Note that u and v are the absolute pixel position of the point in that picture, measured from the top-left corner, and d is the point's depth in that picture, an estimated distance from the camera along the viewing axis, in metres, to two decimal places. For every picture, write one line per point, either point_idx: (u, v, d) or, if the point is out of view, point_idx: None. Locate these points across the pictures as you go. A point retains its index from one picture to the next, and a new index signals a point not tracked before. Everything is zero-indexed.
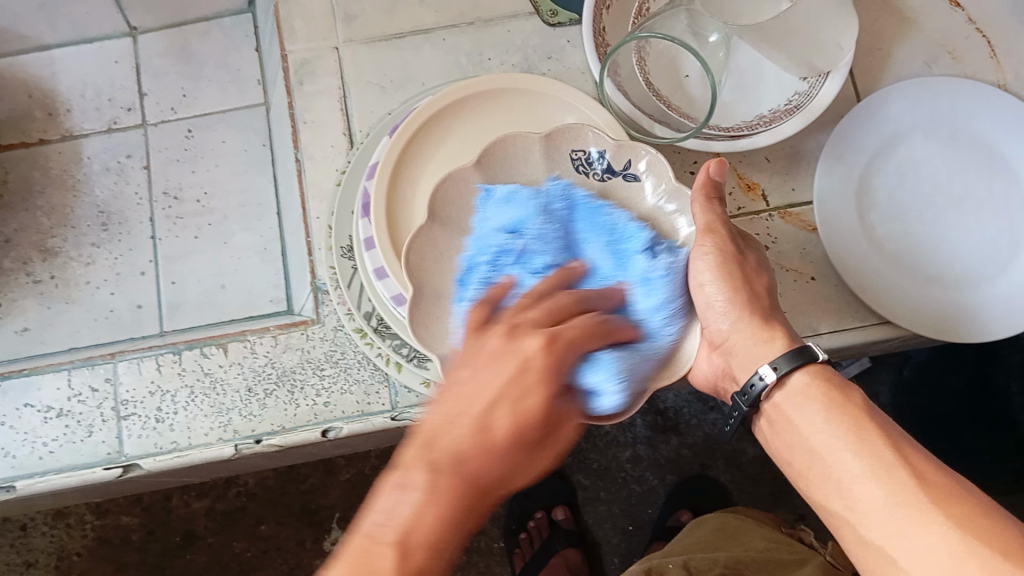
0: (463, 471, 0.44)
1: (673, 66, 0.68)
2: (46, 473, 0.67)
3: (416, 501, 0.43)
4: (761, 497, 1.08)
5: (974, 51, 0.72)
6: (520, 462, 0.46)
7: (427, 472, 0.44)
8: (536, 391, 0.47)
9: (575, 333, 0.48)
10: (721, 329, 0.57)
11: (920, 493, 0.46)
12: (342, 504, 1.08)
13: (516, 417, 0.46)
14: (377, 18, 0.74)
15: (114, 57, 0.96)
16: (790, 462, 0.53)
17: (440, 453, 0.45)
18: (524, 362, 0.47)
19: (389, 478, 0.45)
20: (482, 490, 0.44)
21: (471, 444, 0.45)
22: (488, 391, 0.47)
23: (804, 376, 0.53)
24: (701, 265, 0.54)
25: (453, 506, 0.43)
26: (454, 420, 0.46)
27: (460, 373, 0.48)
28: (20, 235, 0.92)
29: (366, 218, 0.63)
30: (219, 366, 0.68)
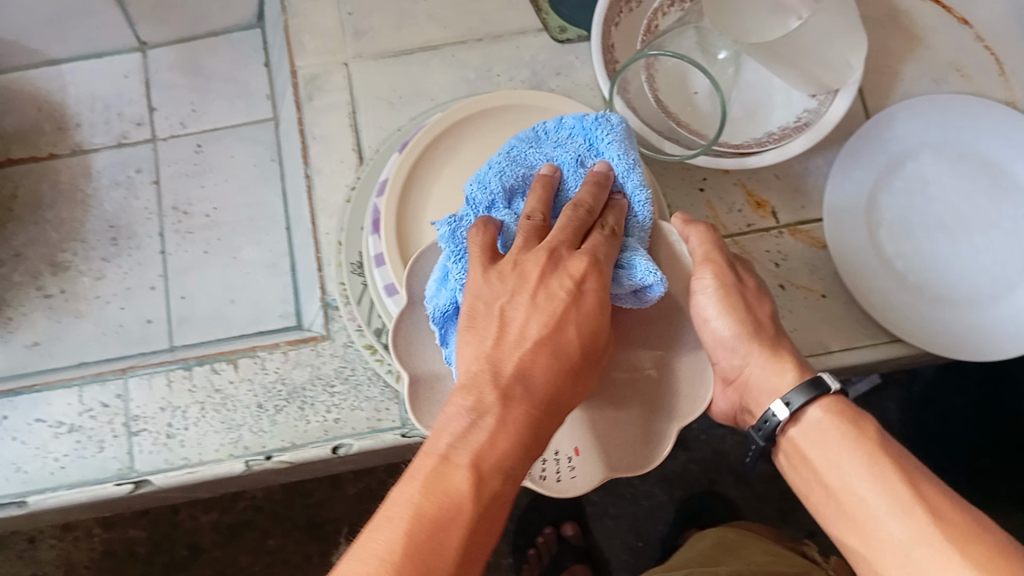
0: (532, 394, 0.42)
1: (683, 84, 0.68)
2: (58, 488, 0.67)
3: (492, 427, 0.41)
4: (769, 513, 1.07)
5: (982, 70, 0.72)
6: (577, 384, 0.44)
7: (499, 398, 0.42)
8: (580, 312, 0.44)
9: (606, 248, 0.46)
10: (734, 363, 0.57)
11: (935, 531, 0.46)
12: (348, 518, 1.08)
13: (583, 333, 0.44)
14: (387, 33, 0.74)
15: (124, 72, 0.97)
16: (808, 496, 0.53)
17: (507, 378, 0.42)
18: (575, 288, 0.45)
19: (455, 405, 0.42)
20: (551, 414, 0.43)
21: (544, 361, 0.43)
22: (543, 316, 0.44)
23: (818, 410, 0.53)
24: (704, 298, 0.54)
25: (524, 432, 0.41)
26: (486, 337, 0.44)
27: (513, 310, 0.45)
28: (31, 249, 0.92)
29: (376, 235, 0.64)
30: (230, 382, 0.68)
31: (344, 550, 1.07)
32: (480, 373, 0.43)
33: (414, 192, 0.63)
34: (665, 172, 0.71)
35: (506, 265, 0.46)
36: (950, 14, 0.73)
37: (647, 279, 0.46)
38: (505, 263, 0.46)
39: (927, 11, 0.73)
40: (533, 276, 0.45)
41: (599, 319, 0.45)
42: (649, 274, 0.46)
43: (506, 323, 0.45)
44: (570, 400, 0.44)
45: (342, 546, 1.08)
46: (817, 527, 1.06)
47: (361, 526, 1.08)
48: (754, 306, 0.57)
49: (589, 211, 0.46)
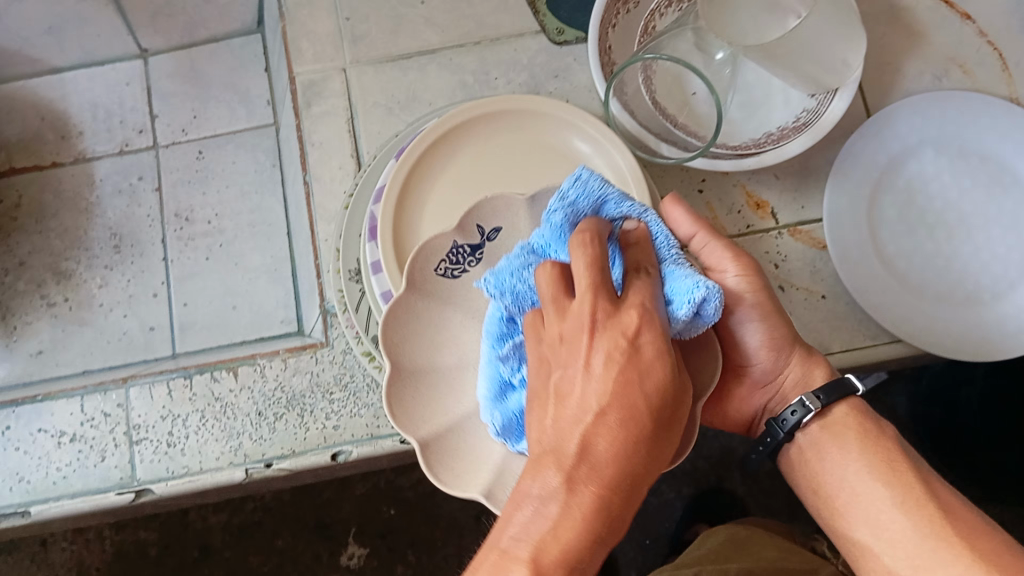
0: (598, 472, 0.39)
1: (680, 87, 0.66)
2: (61, 498, 0.67)
3: (554, 516, 0.39)
4: (777, 510, 1.07)
5: (984, 65, 0.71)
6: (657, 448, 0.40)
7: (562, 482, 0.39)
8: (647, 373, 0.41)
9: (647, 293, 0.43)
10: (770, 368, 0.57)
11: (949, 529, 0.49)
12: (356, 519, 1.08)
13: (648, 399, 0.40)
14: (384, 38, 0.74)
15: (125, 79, 0.98)
16: (811, 487, 0.54)
17: (569, 457, 0.40)
18: (630, 347, 0.41)
19: (523, 488, 0.40)
20: (623, 491, 0.40)
21: (605, 434, 0.40)
22: (606, 382, 0.41)
23: (843, 408, 0.54)
24: (740, 300, 0.55)
25: (594, 518, 0.39)
26: (548, 414, 0.42)
27: (572, 374, 0.42)
28: (34, 258, 0.93)
29: (373, 242, 0.64)
30: (230, 391, 0.68)
31: (354, 551, 1.07)
32: (543, 456, 0.41)
33: (411, 199, 0.62)
34: (663, 175, 0.71)
35: (555, 334, 0.43)
36: (951, 9, 0.72)
37: (691, 297, 0.42)
38: (552, 334, 0.44)
39: (929, 6, 0.72)
40: (583, 339, 0.42)
41: (660, 374, 0.41)
42: (694, 290, 0.42)
43: (566, 397, 0.42)
44: (649, 468, 0.40)
45: (351, 547, 1.07)
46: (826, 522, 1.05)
47: (370, 526, 1.07)
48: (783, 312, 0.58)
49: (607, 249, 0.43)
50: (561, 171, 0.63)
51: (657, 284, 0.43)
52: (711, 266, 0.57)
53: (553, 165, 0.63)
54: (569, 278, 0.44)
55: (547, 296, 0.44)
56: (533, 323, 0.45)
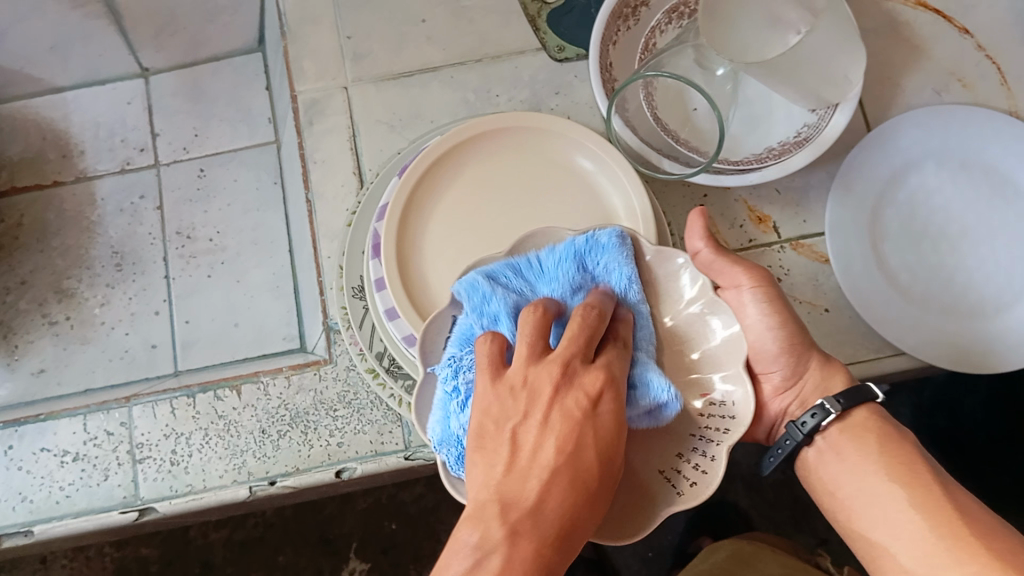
0: (542, 530, 0.40)
1: (681, 103, 0.67)
2: (64, 517, 0.67)
3: (497, 566, 0.38)
4: (782, 522, 1.04)
5: (984, 79, 0.72)
6: (591, 510, 0.41)
7: (507, 533, 0.39)
8: (608, 436, 0.43)
9: (620, 365, 0.45)
10: (790, 374, 0.57)
11: (964, 527, 0.47)
12: (358, 533, 1.07)
13: (597, 461, 0.42)
14: (386, 56, 0.74)
15: (127, 98, 0.98)
16: (832, 493, 0.54)
17: (516, 512, 0.40)
18: (591, 408, 0.43)
19: (462, 539, 0.40)
20: (563, 546, 0.40)
21: (553, 489, 0.41)
22: (559, 439, 0.42)
23: (862, 413, 0.55)
24: (752, 310, 0.57)
25: (538, 573, 0.39)
26: (494, 463, 0.42)
27: (524, 431, 0.43)
28: (36, 276, 0.93)
29: (376, 258, 0.64)
30: (233, 409, 0.68)
31: (355, 566, 1.06)
32: (487, 505, 0.40)
33: (414, 215, 0.62)
34: (666, 191, 0.71)
35: (514, 380, 0.44)
36: (950, 23, 0.73)
37: (662, 394, 0.46)
38: (511, 378, 0.44)
39: (927, 20, 0.73)
40: (548, 393, 0.44)
41: (614, 446, 0.43)
42: (664, 390, 0.46)
43: (517, 447, 0.42)
44: (581, 532, 0.41)
45: (353, 562, 1.06)
46: (830, 536, 1.03)
47: (371, 541, 1.07)
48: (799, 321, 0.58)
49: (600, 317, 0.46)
50: (564, 188, 0.63)
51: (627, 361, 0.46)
52: (725, 284, 0.57)
53: (556, 182, 0.63)
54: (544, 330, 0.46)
55: (523, 340, 0.45)
56: (485, 361, 0.45)
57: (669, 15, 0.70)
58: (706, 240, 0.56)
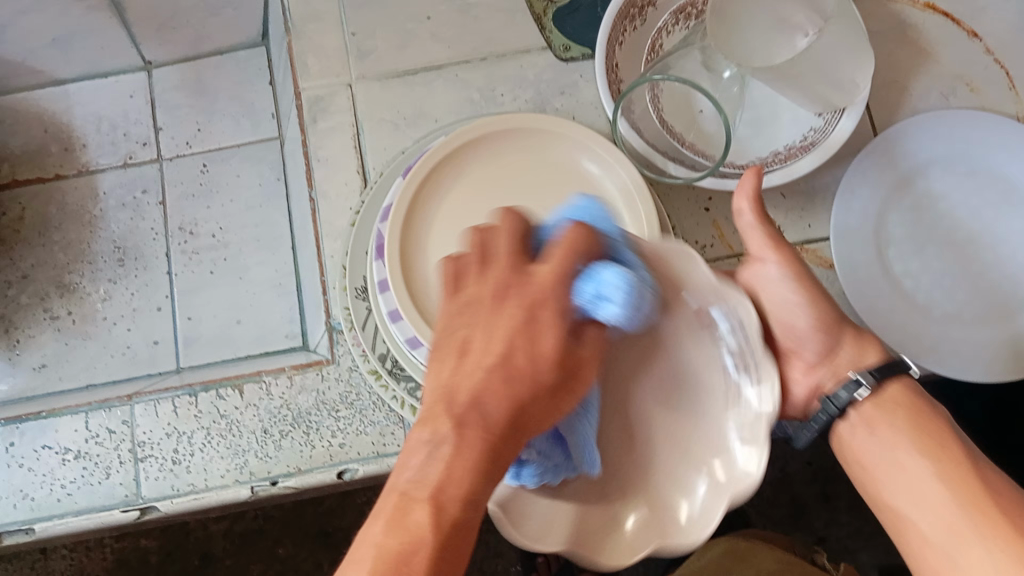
0: (486, 419, 0.42)
1: (687, 104, 0.66)
2: (66, 515, 0.67)
3: (447, 457, 0.41)
4: (779, 519, 1.02)
5: (992, 84, 0.71)
6: (539, 403, 0.43)
7: (453, 426, 0.41)
8: (546, 329, 0.43)
9: (554, 264, 0.43)
10: (821, 351, 0.57)
11: (995, 509, 0.48)
12: (358, 526, 1.07)
13: (539, 354, 0.43)
14: (391, 54, 0.74)
15: (130, 91, 0.98)
16: (858, 462, 0.55)
17: (461, 405, 0.42)
18: (528, 309, 0.43)
19: (415, 438, 0.42)
20: (510, 435, 0.42)
21: (495, 379, 0.42)
22: (498, 335, 0.43)
23: (894, 386, 0.54)
24: (781, 281, 0.56)
25: (482, 461, 0.41)
26: (447, 360, 0.44)
27: (472, 326, 0.44)
28: (38, 271, 0.93)
29: (381, 260, 0.64)
30: (235, 408, 0.68)
31: None
32: (435, 404, 0.43)
33: (418, 218, 0.62)
34: (671, 193, 0.70)
35: (467, 292, 0.46)
36: (958, 27, 0.72)
37: (599, 288, 0.43)
38: (466, 291, 0.46)
39: (935, 23, 0.72)
40: (488, 300, 0.44)
41: (551, 337, 0.43)
42: (604, 282, 0.43)
43: (466, 349, 0.44)
44: (534, 419, 0.43)
45: (351, 555, 1.06)
46: (829, 533, 1.01)
47: None
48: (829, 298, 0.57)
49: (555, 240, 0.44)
50: (570, 190, 0.63)
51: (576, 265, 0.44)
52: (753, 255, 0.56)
53: (561, 184, 0.63)
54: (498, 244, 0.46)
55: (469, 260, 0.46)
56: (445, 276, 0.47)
57: (677, 16, 0.70)
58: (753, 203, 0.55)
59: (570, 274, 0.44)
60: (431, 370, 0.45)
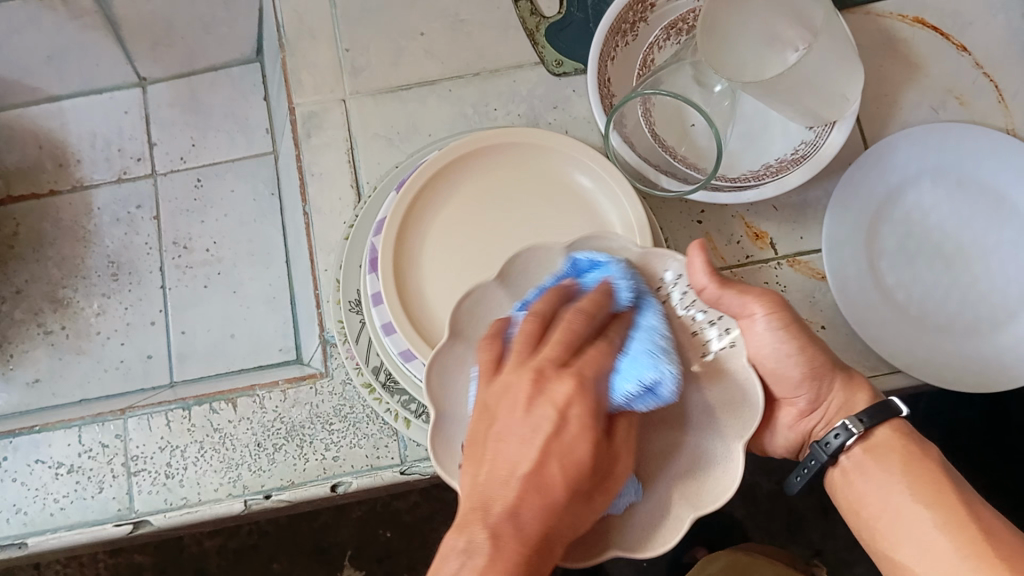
0: (520, 531, 0.41)
1: (679, 118, 0.67)
2: (58, 530, 0.67)
3: (479, 566, 0.39)
4: (774, 533, 1.02)
5: (981, 98, 0.72)
6: (569, 514, 0.43)
7: (488, 537, 0.40)
8: (579, 442, 0.43)
9: (595, 362, 0.46)
10: (812, 398, 0.57)
11: (989, 548, 0.47)
12: (353, 542, 1.06)
13: (570, 469, 0.43)
14: (384, 69, 0.74)
15: (124, 107, 0.98)
16: (856, 510, 0.54)
17: (495, 515, 0.41)
18: (558, 416, 0.44)
19: (448, 542, 0.41)
20: (543, 547, 0.41)
21: (529, 493, 0.42)
22: (531, 449, 0.43)
23: (886, 430, 0.54)
24: (767, 335, 0.53)
25: (515, 573, 0.40)
26: (483, 466, 0.44)
27: (506, 433, 0.44)
28: (32, 286, 0.93)
29: (374, 273, 0.64)
30: (228, 421, 0.68)
31: (350, 574, 1.05)
32: (471, 511, 0.42)
33: (411, 231, 0.62)
34: (663, 207, 0.71)
35: (500, 386, 0.46)
36: (947, 41, 0.73)
37: (644, 377, 0.45)
38: (498, 383, 0.46)
39: (924, 38, 0.73)
40: (522, 401, 0.45)
41: (583, 447, 0.43)
42: (649, 371, 0.45)
43: (496, 462, 0.44)
44: (562, 531, 0.42)
45: (347, 570, 1.06)
46: (824, 546, 1.01)
47: (366, 550, 1.06)
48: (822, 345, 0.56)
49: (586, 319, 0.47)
50: (563, 204, 0.63)
51: (613, 354, 0.47)
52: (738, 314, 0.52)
53: (554, 197, 0.63)
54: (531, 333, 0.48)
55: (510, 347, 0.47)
56: (485, 366, 0.48)
57: (668, 31, 0.70)
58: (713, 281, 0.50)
59: (600, 387, 0.45)
60: (468, 470, 0.45)
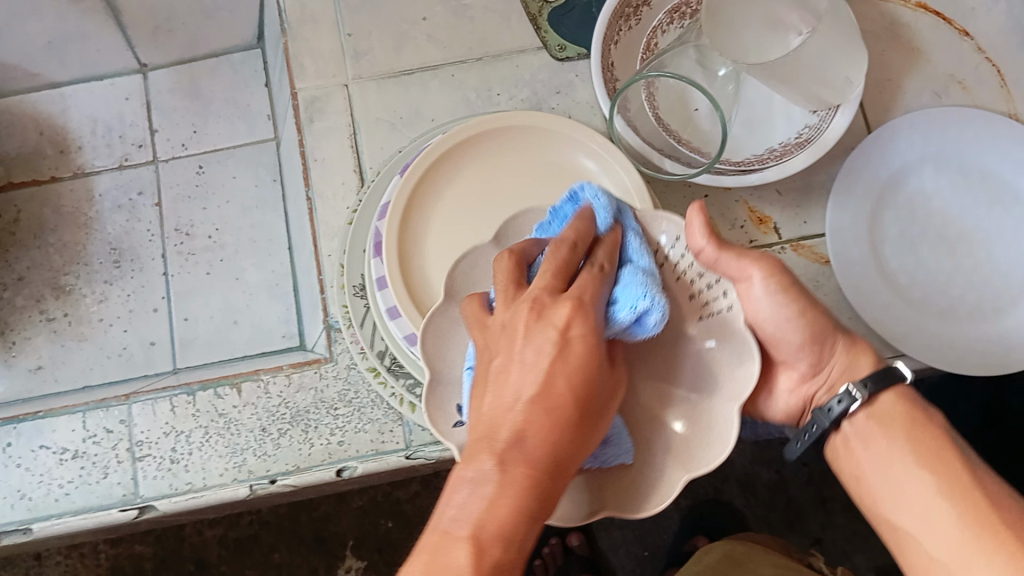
0: (527, 455, 0.41)
1: (683, 102, 0.67)
2: (63, 515, 0.67)
3: (491, 496, 0.40)
4: (774, 521, 1.02)
5: (983, 83, 0.72)
6: (580, 437, 0.42)
7: (495, 464, 0.40)
8: (583, 366, 0.43)
9: (591, 287, 0.45)
10: (813, 363, 0.57)
11: (995, 518, 0.48)
12: (353, 532, 1.06)
13: (576, 386, 0.42)
14: (387, 54, 0.74)
15: (125, 94, 0.98)
16: (858, 478, 0.54)
17: (501, 441, 0.41)
18: (561, 337, 0.43)
19: (456, 474, 0.41)
20: (554, 474, 0.41)
21: (537, 416, 0.41)
22: (534, 371, 0.43)
23: (890, 398, 0.54)
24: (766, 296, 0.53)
25: (525, 498, 0.40)
26: (487, 396, 0.44)
27: (506, 361, 0.44)
28: (33, 273, 0.93)
29: (378, 258, 0.64)
30: (234, 407, 0.68)
31: (351, 564, 1.05)
32: (478, 440, 0.42)
33: (415, 215, 0.62)
34: (666, 191, 0.71)
35: (501, 320, 0.45)
36: (950, 26, 0.73)
37: (636, 305, 0.44)
38: (494, 322, 0.46)
39: (926, 23, 0.73)
40: (520, 331, 0.44)
41: (589, 370, 0.43)
42: (640, 299, 0.44)
43: (501, 388, 0.43)
44: (575, 455, 0.42)
45: (348, 560, 1.05)
46: (824, 535, 1.01)
47: (366, 540, 1.06)
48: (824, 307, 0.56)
49: (573, 248, 0.46)
50: (568, 188, 0.63)
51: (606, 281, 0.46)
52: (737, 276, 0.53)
53: (559, 181, 0.64)
54: (520, 269, 0.47)
55: (500, 283, 0.47)
56: (476, 312, 0.47)
57: (671, 16, 0.70)
58: (710, 241, 0.49)
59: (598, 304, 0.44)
60: (471, 404, 0.44)
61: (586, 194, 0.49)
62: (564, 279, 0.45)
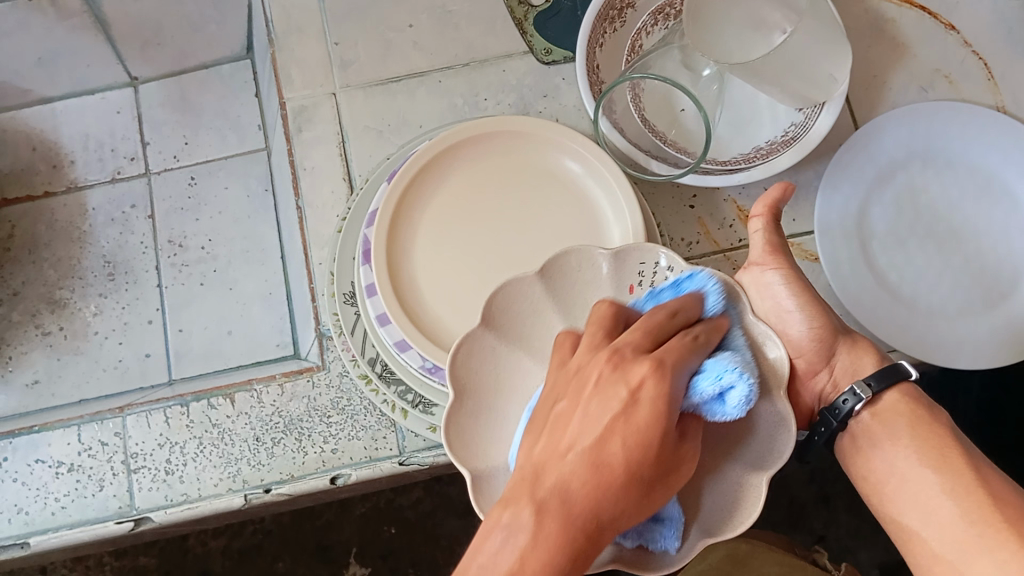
0: (568, 509, 0.39)
1: (668, 104, 0.67)
2: (60, 529, 0.68)
3: (522, 546, 0.38)
4: (777, 520, 1.01)
5: (969, 77, 0.72)
6: (631, 503, 0.40)
7: (533, 512, 0.39)
8: (647, 426, 0.41)
9: (677, 353, 0.44)
10: (817, 359, 0.58)
11: (995, 513, 0.47)
12: (356, 539, 1.06)
13: (633, 448, 0.41)
14: (373, 62, 0.75)
15: (116, 108, 0.98)
16: (864, 476, 0.55)
17: (546, 489, 0.40)
18: (631, 397, 0.42)
19: (494, 516, 0.40)
20: (592, 532, 0.39)
21: (586, 472, 0.40)
22: (598, 427, 0.42)
23: (894, 394, 0.54)
24: (779, 284, 0.57)
25: (557, 556, 0.38)
26: (551, 442, 0.43)
27: (575, 411, 0.44)
28: (28, 288, 0.93)
29: (367, 265, 0.64)
30: (227, 417, 0.68)
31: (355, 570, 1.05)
32: (522, 484, 0.41)
33: (404, 223, 0.62)
34: (654, 191, 0.71)
35: (579, 370, 0.45)
36: (936, 21, 0.73)
37: (721, 378, 0.43)
38: (572, 365, 0.46)
39: (911, 18, 0.73)
40: (592, 382, 0.44)
41: (652, 434, 0.41)
42: (725, 373, 0.43)
43: (563, 436, 0.43)
44: (619, 520, 0.40)
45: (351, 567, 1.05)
46: (828, 532, 1.00)
47: (370, 547, 1.05)
48: (831, 311, 0.59)
49: (671, 316, 0.46)
50: (557, 198, 0.63)
51: (697, 351, 0.45)
52: (756, 259, 0.58)
53: (553, 198, 0.63)
54: (615, 321, 0.48)
55: (590, 331, 0.47)
56: (564, 347, 0.48)
57: (655, 17, 0.70)
58: (767, 214, 0.55)
59: (680, 366, 0.43)
60: (531, 447, 0.44)
61: (695, 281, 0.48)
62: (652, 343, 0.45)
